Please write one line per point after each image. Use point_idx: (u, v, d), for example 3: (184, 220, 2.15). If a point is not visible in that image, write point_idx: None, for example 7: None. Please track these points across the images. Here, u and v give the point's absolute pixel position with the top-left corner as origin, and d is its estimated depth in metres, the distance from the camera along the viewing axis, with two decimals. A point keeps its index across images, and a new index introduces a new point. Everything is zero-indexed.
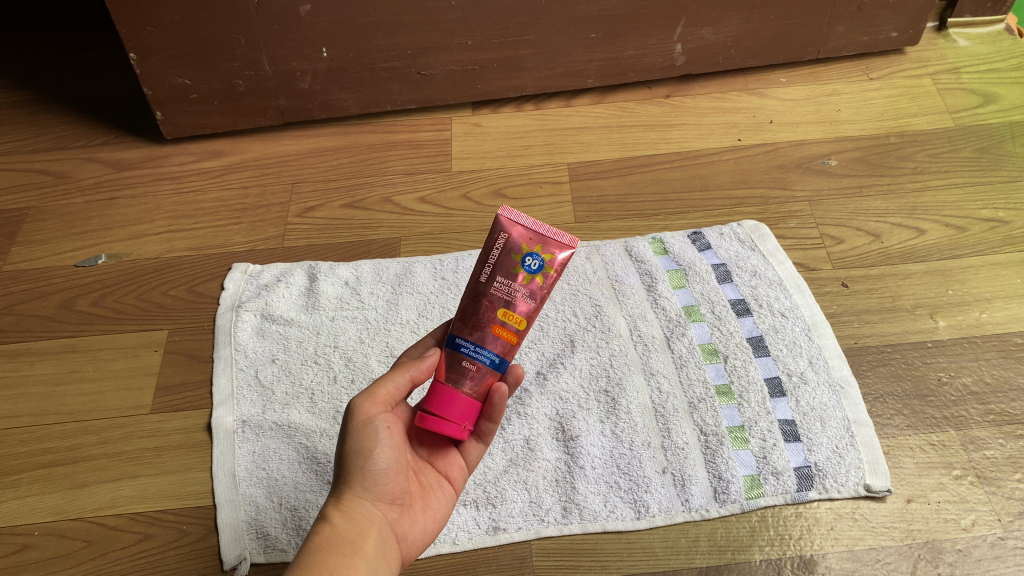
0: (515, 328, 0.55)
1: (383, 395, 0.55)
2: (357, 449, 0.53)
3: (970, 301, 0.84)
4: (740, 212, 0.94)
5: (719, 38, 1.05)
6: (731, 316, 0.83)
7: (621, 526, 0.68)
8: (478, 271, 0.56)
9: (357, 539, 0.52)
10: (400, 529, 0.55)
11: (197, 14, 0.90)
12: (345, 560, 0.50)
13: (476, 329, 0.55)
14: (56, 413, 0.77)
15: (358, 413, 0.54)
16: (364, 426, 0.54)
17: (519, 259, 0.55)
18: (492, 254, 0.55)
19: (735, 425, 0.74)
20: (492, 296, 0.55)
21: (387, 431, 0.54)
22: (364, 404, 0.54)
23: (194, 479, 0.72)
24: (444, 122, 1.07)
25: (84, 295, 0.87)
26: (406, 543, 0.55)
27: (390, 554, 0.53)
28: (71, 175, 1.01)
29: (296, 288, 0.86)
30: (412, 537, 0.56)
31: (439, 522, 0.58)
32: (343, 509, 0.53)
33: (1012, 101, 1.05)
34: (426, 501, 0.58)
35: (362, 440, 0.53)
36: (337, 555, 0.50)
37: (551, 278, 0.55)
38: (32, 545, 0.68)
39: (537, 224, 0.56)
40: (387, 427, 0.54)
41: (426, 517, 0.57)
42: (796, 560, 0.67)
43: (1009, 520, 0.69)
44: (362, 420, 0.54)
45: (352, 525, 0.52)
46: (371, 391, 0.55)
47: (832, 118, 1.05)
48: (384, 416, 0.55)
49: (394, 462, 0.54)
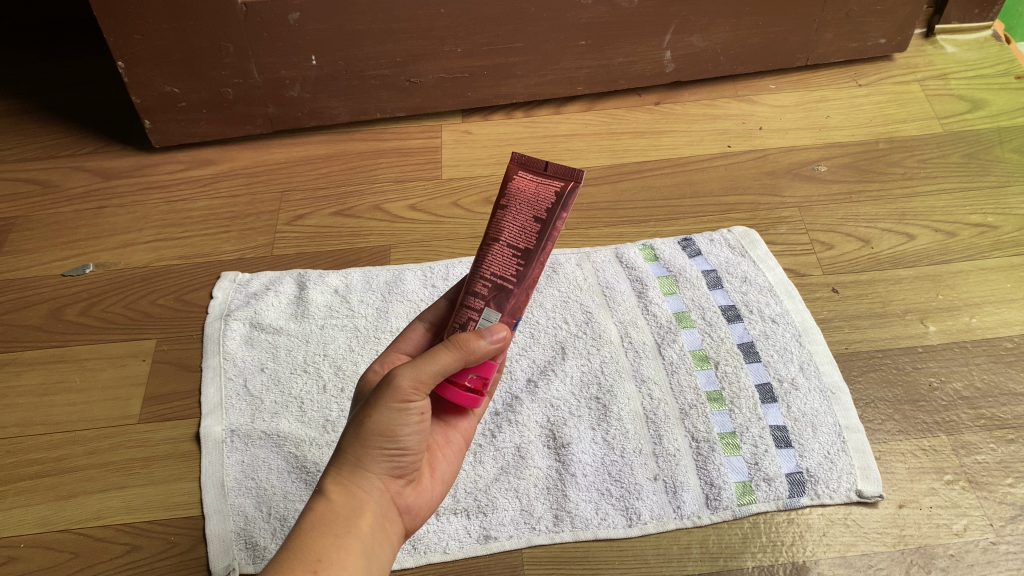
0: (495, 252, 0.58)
1: (427, 379, 0.50)
2: (380, 427, 0.50)
3: (960, 306, 0.84)
4: (729, 218, 0.94)
5: (708, 45, 1.06)
6: (722, 322, 0.82)
7: (612, 534, 0.68)
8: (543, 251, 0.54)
9: (353, 517, 0.49)
10: (404, 501, 0.54)
11: (185, 22, 0.90)
12: (337, 541, 0.48)
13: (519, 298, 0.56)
14: (42, 424, 0.77)
15: (396, 396, 0.49)
16: (394, 406, 0.49)
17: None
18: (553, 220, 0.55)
19: (726, 431, 0.74)
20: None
21: (415, 412, 0.51)
22: (404, 387, 0.49)
23: (182, 489, 0.72)
24: (434, 130, 1.07)
25: (71, 304, 0.87)
26: (408, 514, 0.54)
27: (390, 528, 0.52)
28: (59, 184, 1.00)
29: (285, 296, 0.86)
30: (411, 510, 0.54)
31: (444, 484, 0.58)
32: (342, 484, 0.50)
33: (1000, 106, 1.06)
34: (433, 464, 0.58)
35: (388, 420, 0.50)
36: (329, 535, 0.48)
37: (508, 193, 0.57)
38: (18, 557, 0.68)
39: (545, 167, 0.55)
40: (416, 410, 0.50)
41: (433, 482, 0.57)
42: (788, 566, 0.66)
43: (1001, 525, 0.68)
44: (396, 404, 0.49)
45: (351, 502, 0.50)
46: (417, 374, 0.49)
47: (821, 125, 1.05)
48: (418, 400, 0.50)
49: (414, 443, 0.51)
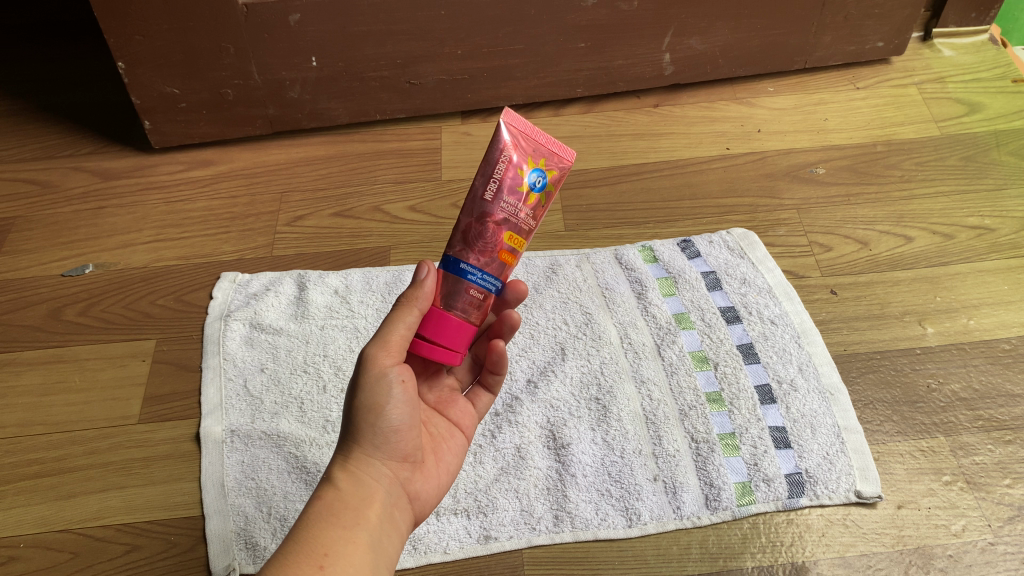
0: (515, 250, 0.54)
1: (395, 341, 0.52)
2: (367, 402, 0.51)
3: (958, 308, 0.84)
4: (728, 219, 0.95)
5: (707, 48, 1.06)
6: (721, 323, 0.83)
7: (612, 534, 0.68)
8: (480, 188, 0.54)
9: (361, 507, 0.50)
10: (413, 488, 0.54)
11: (186, 24, 0.90)
12: (345, 532, 0.48)
13: (483, 254, 0.54)
14: (41, 424, 0.77)
15: (372, 365, 0.51)
16: (373, 377, 0.51)
17: (525, 175, 0.54)
18: (496, 169, 0.53)
19: (726, 432, 0.74)
20: (498, 216, 0.53)
21: (397, 381, 0.52)
22: (377, 355, 0.51)
23: (182, 489, 0.72)
24: (434, 131, 1.07)
25: (70, 305, 0.87)
26: (418, 501, 0.55)
27: (399, 516, 0.52)
28: (58, 185, 1.00)
29: (285, 297, 0.86)
30: (423, 496, 0.55)
31: (452, 474, 0.58)
32: (348, 472, 0.51)
33: (997, 110, 1.06)
34: (440, 453, 0.58)
35: (371, 393, 0.51)
36: (337, 527, 0.48)
37: (552, 196, 0.55)
38: (18, 557, 0.67)
39: (534, 135, 0.54)
40: (397, 377, 0.52)
41: (439, 469, 0.57)
42: (787, 566, 0.67)
43: (999, 526, 0.69)
44: (375, 374, 0.51)
45: (358, 490, 0.51)
46: (382, 340, 0.51)
47: (819, 127, 1.06)
48: (395, 366, 0.52)
49: (404, 415, 0.52)
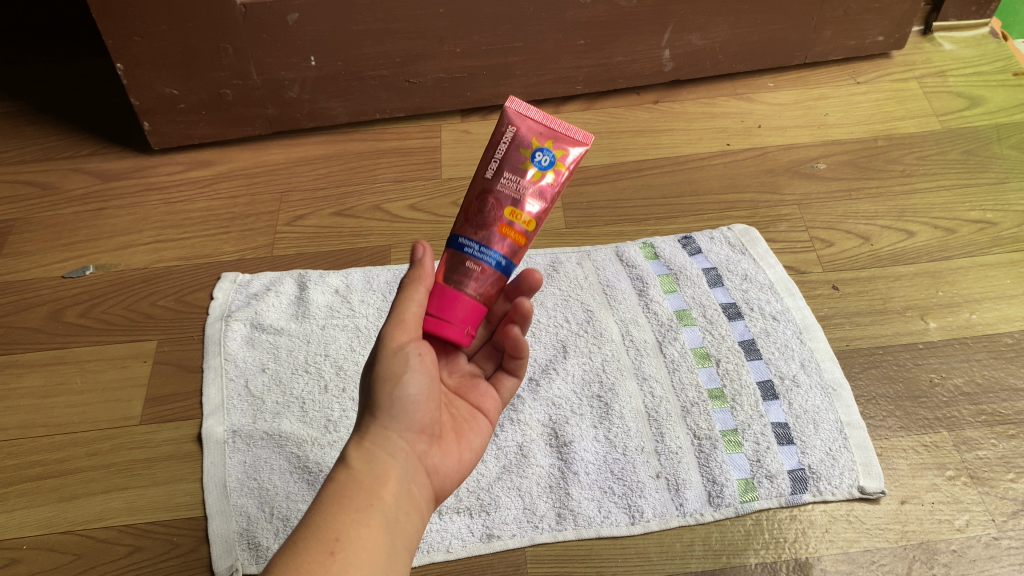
0: (521, 228, 0.54)
1: (411, 317, 0.52)
2: (383, 378, 0.51)
3: (961, 302, 0.84)
4: (729, 216, 0.94)
5: (706, 44, 1.06)
6: (723, 320, 0.83)
7: (615, 532, 0.68)
8: (482, 169, 0.56)
9: (375, 487, 0.49)
10: (431, 463, 0.53)
11: (185, 24, 0.90)
12: (358, 514, 0.47)
13: (482, 228, 0.54)
14: (44, 426, 0.77)
15: (389, 342, 0.51)
16: (390, 353, 0.51)
17: (528, 154, 0.55)
18: (499, 149, 0.55)
19: (728, 429, 0.74)
20: (497, 192, 0.54)
21: (414, 354, 0.51)
22: (394, 331, 0.51)
23: (185, 490, 0.72)
24: (433, 129, 1.07)
25: (71, 306, 0.87)
26: (437, 479, 0.53)
27: (417, 494, 0.51)
28: (58, 186, 1.00)
29: (286, 297, 0.86)
30: (441, 472, 0.54)
31: (473, 454, 0.57)
32: (364, 450, 0.51)
33: (998, 103, 1.06)
34: (460, 434, 0.57)
35: (388, 368, 0.51)
36: (349, 511, 0.47)
37: (562, 175, 0.55)
38: (21, 559, 0.68)
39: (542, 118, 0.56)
40: (414, 351, 0.51)
41: (460, 447, 0.56)
42: (791, 563, 0.66)
43: (1003, 520, 0.69)
44: (391, 349, 0.51)
45: (373, 468, 0.50)
46: (399, 318, 0.52)
47: (820, 122, 1.06)
48: (413, 341, 0.52)
49: (421, 390, 0.52)
